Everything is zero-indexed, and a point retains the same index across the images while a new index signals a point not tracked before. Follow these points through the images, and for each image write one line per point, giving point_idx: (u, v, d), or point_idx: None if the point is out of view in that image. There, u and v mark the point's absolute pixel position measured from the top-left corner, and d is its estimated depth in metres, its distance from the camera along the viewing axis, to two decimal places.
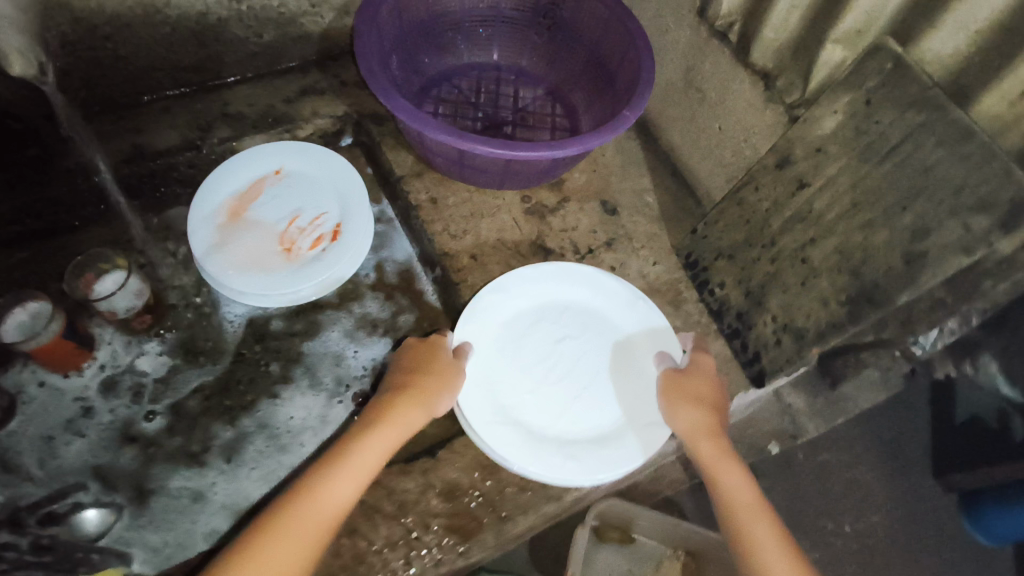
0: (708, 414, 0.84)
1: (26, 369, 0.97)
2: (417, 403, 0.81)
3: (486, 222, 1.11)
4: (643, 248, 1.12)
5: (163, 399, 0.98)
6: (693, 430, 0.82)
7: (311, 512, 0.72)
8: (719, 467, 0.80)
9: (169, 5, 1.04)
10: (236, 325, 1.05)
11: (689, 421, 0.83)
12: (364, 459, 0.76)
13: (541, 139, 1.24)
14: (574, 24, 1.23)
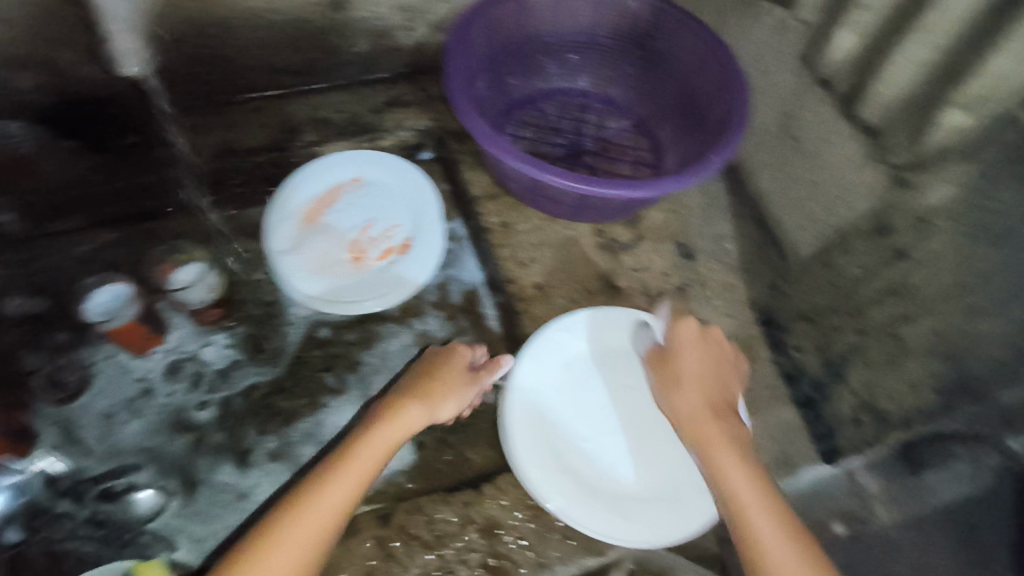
0: (699, 396, 0.81)
1: (101, 345, 1.01)
2: (422, 407, 0.82)
3: (556, 254, 1.08)
4: (717, 298, 1.07)
5: (221, 392, 1.00)
6: (685, 411, 0.80)
7: (310, 516, 0.72)
8: (712, 450, 0.77)
9: (272, 10, 1.07)
10: (298, 328, 1.06)
11: (681, 403, 0.80)
12: (361, 460, 0.77)
13: (621, 172, 1.21)
14: (670, 58, 1.20)
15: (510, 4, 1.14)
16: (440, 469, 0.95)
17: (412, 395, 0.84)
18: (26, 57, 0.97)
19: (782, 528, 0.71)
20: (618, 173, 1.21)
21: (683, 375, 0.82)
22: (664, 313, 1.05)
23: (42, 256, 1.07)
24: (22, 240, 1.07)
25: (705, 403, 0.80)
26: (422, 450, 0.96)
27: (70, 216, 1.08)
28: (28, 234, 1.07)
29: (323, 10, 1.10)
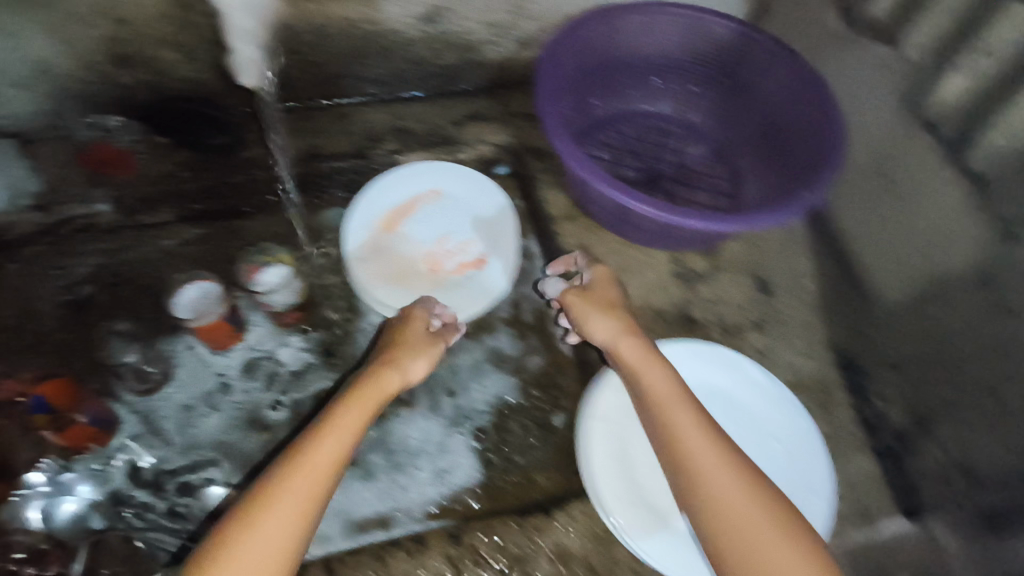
0: (622, 327, 0.87)
1: (182, 337, 1.03)
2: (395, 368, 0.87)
3: (632, 280, 1.08)
4: (795, 337, 1.05)
5: (296, 394, 1.02)
6: (615, 340, 0.86)
7: (312, 465, 0.75)
8: (648, 380, 0.82)
9: (370, 21, 1.08)
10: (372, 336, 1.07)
11: (603, 332, 0.87)
12: (352, 414, 0.81)
13: (700, 200, 1.19)
14: (758, 88, 1.18)
15: (602, 26, 1.13)
16: (506, 489, 0.96)
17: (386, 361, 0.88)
18: (130, 55, 1.01)
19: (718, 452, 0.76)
20: (697, 201, 1.19)
21: (614, 325, 0.87)
22: (739, 348, 1.04)
23: (127, 245, 1.08)
24: (111, 229, 1.09)
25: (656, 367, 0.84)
26: (490, 467, 0.98)
27: (158, 208, 1.10)
28: (117, 225, 1.09)
29: (417, 24, 1.11)
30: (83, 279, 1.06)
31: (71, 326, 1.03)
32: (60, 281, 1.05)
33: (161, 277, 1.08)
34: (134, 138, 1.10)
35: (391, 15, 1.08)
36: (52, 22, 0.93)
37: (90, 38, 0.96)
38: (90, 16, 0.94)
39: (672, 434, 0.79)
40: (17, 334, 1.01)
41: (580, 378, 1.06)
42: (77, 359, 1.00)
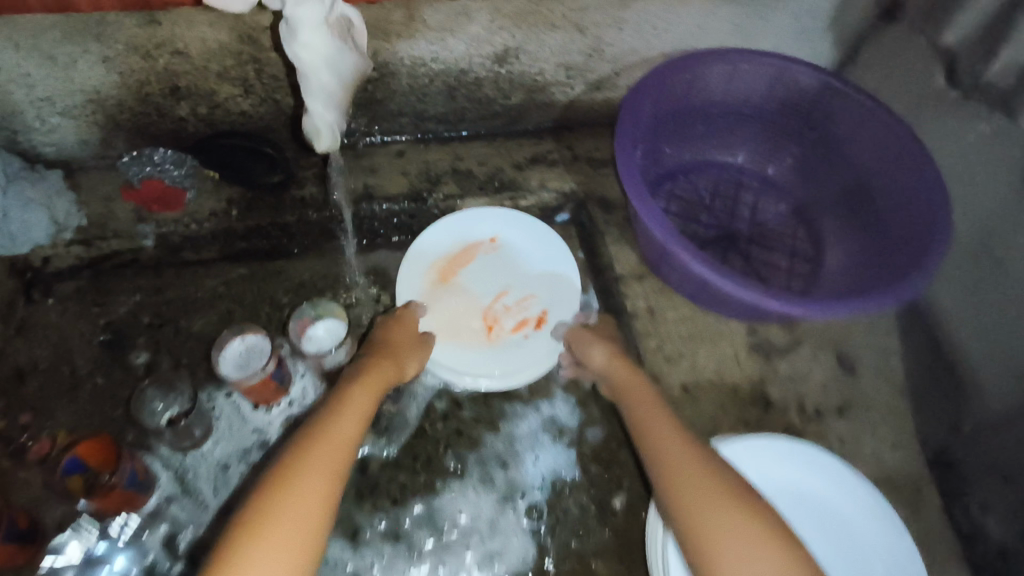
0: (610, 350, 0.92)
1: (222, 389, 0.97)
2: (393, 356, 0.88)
3: (705, 351, 1.00)
4: (882, 424, 0.96)
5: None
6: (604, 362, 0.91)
7: (352, 414, 0.76)
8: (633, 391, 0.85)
9: (435, 60, 1.01)
10: (421, 400, 1.00)
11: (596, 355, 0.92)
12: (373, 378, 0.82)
13: (778, 264, 1.11)
14: (848, 146, 1.09)
15: (683, 73, 1.05)
16: None
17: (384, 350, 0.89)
18: (182, 86, 0.95)
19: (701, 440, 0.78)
20: (774, 265, 1.11)
21: (605, 350, 0.92)
22: (822, 437, 0.95)
23: (171, 284, 1.04)
24: (156, 267, 1.05)
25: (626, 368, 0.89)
26: (544, 552, 0.91)
27: (203, 248, 1.06)
28: (162, 261, 1.05)
29: (487, 63, 1.04)
30: (124, 319, 1.01)
31: (107, 370, 0.97)
32: (100, 320, 1.00)
33: (205, 321, 1.03)
34: (182, 173, 1.02)
35: (460, 53, 1.01)
36: (107, 53, 0.87)
37: (146, 70, 0.91)
38: (148, 48, 0.88)
39: (639, 417, 0.82)
40: (50, 379, 0.95)
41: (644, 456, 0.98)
42: (111, 407, 0.94)
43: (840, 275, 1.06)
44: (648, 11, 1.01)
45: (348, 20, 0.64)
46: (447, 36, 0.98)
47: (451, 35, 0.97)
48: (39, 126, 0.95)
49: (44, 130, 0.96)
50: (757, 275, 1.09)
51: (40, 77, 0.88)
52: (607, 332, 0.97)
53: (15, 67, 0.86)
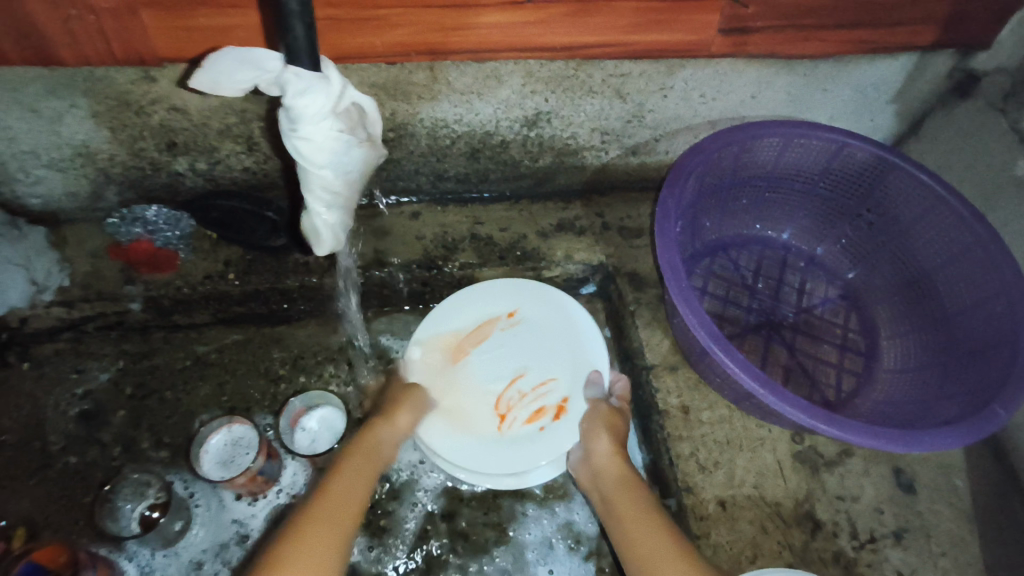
0: (608, 435, 0.83)
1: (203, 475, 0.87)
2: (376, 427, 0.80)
3: (744, 458, 0.89)
4: (944, 557, 0.84)
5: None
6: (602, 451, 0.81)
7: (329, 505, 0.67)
8: (626, 488, 0.77)
9: (459, 121, 0.93)
10: (419, 509, 0.90)
11: (596, 443, 0.82)
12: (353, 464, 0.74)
13: (826, 358, 1.00)
14: (910, 232, 0.99)
15: (731, 146, 0.95)
16: None
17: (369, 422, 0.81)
18: (180, 142, 0.87)
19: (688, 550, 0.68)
20: (821, 359, 1.00)
21: (607, 437, 0.82)
22: (877, 569, 0.83)
23: (159, 350, 0.96)
24: (144, 330, 0.96)
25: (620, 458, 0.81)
26: None
27: (195, 311, 0.96)
28: (150, 324, 0.96)
29: (516, 126, 0.95)
30: (104, 388, 0.92)
31: (80, 449, 0.88)
32: (78, 388, 0.92)
33: (192, 394, 0.93)
34: (177, 233, 0.94)
35: (488, 116, 0.93)
36: (97, 107, 0.79)
37: (139, 125, 0.83)
38: (141, 103, 0.80)
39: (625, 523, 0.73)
40: (18, 458, 0.86)
41: None
42: (82, 492, 0.85)
43: (897, 376, 0.95)
44: (696, 77, 0.94)
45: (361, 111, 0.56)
46: (474, 98, 0.89)
47: (479, 98, 0.89)
48: (23, 177, 0.88)
49: (29, 181, 0.88)
50: (804, 370, 0.98)
51: (25, 129, 0.81)
52: (612, 418, 0.85)
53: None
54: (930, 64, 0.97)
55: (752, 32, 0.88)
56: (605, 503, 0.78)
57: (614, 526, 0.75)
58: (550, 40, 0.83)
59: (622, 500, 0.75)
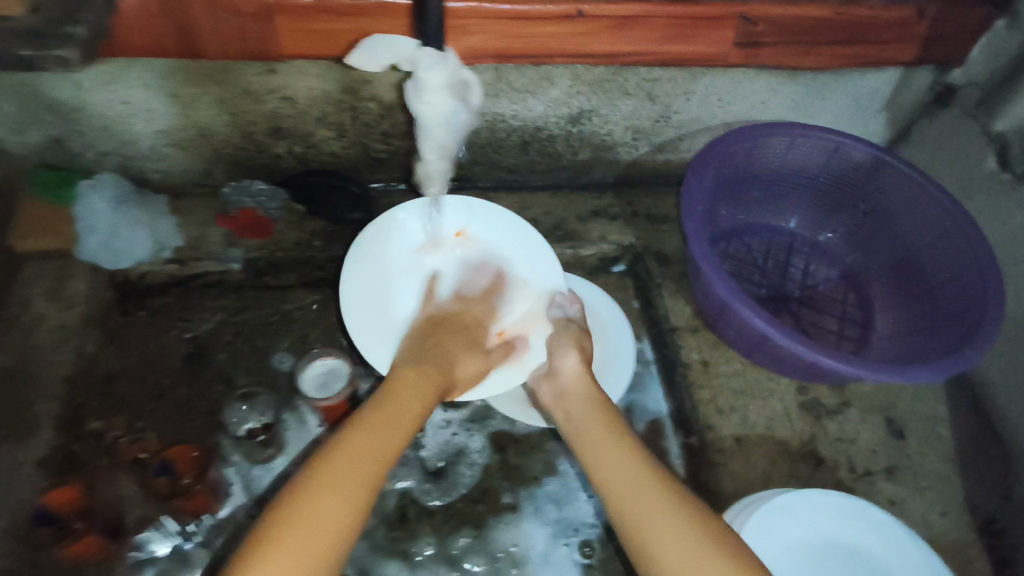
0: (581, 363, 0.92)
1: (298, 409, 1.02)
2: (440, 363, 0.87)
3: (755, 404, 1.03)
4: (930, 490, 0.97)
5: (391, 483, 1.01)
6: (579, 378, 0.91)
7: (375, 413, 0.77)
8: (599, 408, 0.87)
9: (515, 117, 1.10)
10: (476, 467, 1.03)
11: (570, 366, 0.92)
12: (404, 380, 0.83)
13: (827, 326, 1.15)
14: (898, 221, 1.15)
15: (745, 142, 1.11)
16: None
17: (433, 351, 0.89)
18: (284, 127, 1.03)
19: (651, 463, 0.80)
20: (823, 327, 1.15)
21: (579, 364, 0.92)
22: (871, 497, 0.96)
23: (251, 306, 1.11)
24: (239, 288, 1.12)
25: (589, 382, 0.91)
26: None
27: (284, 274, 1.12)
28: (244, 284, 1.12)
29: (561, 122, 1.13)
30: (206, 335, 1.08)
31: (188, 383, 1.03)
32: (185, 334, 1.07)
33: (282, 342, 1.09)
34: (275, 206, 1.11)
35: (539, 113, 1.10)
36: (223, 95, 0.96)
37: (254, 111, 0.99)
38: (260, 93, 0.96)
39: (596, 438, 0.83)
40: (134, 388, 1.00)
41: None
42: (191, 418, 1.00)
43: (891, 341, 1.10)
44: (714, 84, 1.11)
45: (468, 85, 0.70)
46: (529, 96, 1.07)
47: (533, 96, 1.07)
48: (150, 154, 1.04)
49: (155, 158, 1.05)
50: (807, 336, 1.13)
51: (162, 112, 0.97)
52: (580, 337, 0.95)
53: (141, 102, 0.95)
54: (913, 77, 1.14)
55: (763, 45, 1.04)
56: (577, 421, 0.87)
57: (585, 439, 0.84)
58: (596, 48, 0.99)
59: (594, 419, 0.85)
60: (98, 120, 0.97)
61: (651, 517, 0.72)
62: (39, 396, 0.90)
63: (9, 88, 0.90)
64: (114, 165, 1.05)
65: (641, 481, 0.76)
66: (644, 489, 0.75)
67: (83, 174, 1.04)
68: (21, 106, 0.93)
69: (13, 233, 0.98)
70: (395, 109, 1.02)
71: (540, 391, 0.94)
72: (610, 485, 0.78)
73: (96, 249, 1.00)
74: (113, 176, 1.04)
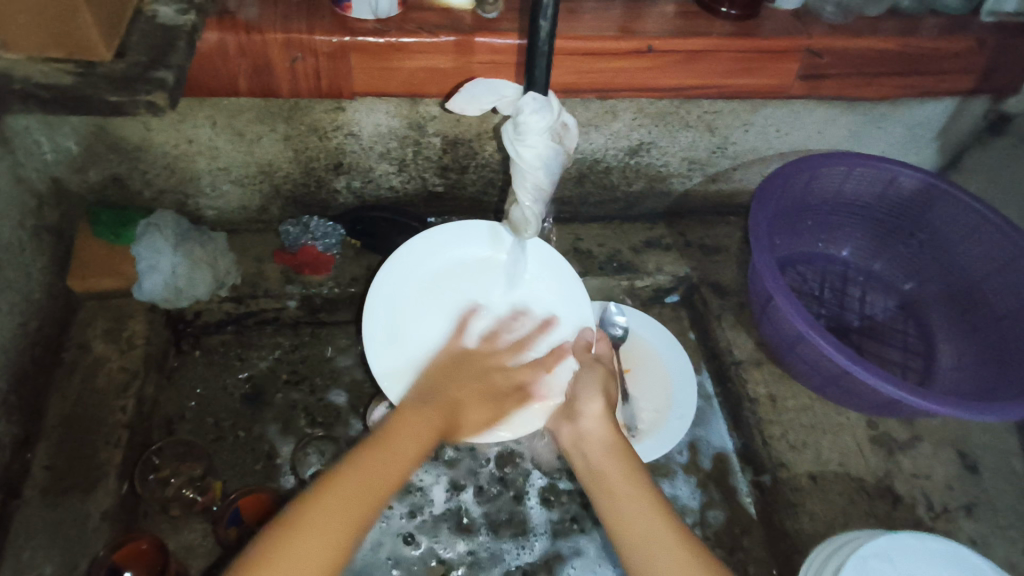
0: (598, 399, 0.84)
1: None
2: (450, 410, 0.79)
3: (826, 439, 1.02)
4: (1011, 527, 0.95)
5: (440, 539, 0.97)
6: (595, 415, 0.83)
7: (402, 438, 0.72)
8: (616, 450, 0.79)
9: (574, 150, 1.10)
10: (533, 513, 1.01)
11: (589, 403, 0.84)
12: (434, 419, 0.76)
13: (890, 357, 1.13)
14: (957, 250, 1.14)
15: (804, 172, 1.11)
16: None
17: (444, 399, 0.79)
18: (345, 163, 1.02)
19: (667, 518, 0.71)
20: (886, 358, 1.13)
21: (598, 405, 0.84)
22: (953, 536, 0.93)
23: (308, 342, 1.11)
24: (295, 325, 1.11)
25: (605, 422, 0.82)
26: None
27: (340, 310, 1.11)
28: (300, 320, 1.10)
29: (620, 154, 1.12)
30: (263, 373, 1.06)
31: (247, 424, 1.01)
32: (242, 374, 1.06)
33: (342, 381, 1.07)
34: (333, 241, 1.08)
35: (599, 145, 1.10)
36: (290, 132, 0.95)
37: (319, 147, 0.98)
38: (327, 129, 0.95)
39: (607, 480, 0.76)
40: (195, 431, 0.99)
41: (767, 542, 0.99)
42: (253, 460, 0.98)
43: (957, 373, 1.09)
44: (774, 115, 1.10)
45: (565, 128, 0.74)
46: (590, 130, 1.07)
47: (595, 130, 1.06)
48: (209, 191, 1.02)
49: (213, 195, 1.03)
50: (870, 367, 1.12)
51: (226, 149, 0.96)
52: (607, 379, 0.89)
53: (206, 140, 0.94)
54: (970, 106, 1.14)
55: (826, 78, 1.02)
56: (587, 457, 0.80)
57: (593, 481, 0.77)
58: (662, 84, 0.98)
59: (603, 459, 0.78)
60: (161, 158, 0.96)
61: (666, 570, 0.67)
62: (103, 444, 0.87)
63: (77, 129, 0.89)
64: (172, 203, 1.03)
65: (659, 531, 0.70)
66: (659, 549, 0.68)
67: (140, 212, 1.02)
68: (86, 145, 0.91)
69: (73, 273, 0.96)
70: (458, 143, 1.01)
71: (558, 431, 0.85)
72: (620, 532, 0.71)
73: (156, 289, 0.97)
74: (171, 215, 1.01)
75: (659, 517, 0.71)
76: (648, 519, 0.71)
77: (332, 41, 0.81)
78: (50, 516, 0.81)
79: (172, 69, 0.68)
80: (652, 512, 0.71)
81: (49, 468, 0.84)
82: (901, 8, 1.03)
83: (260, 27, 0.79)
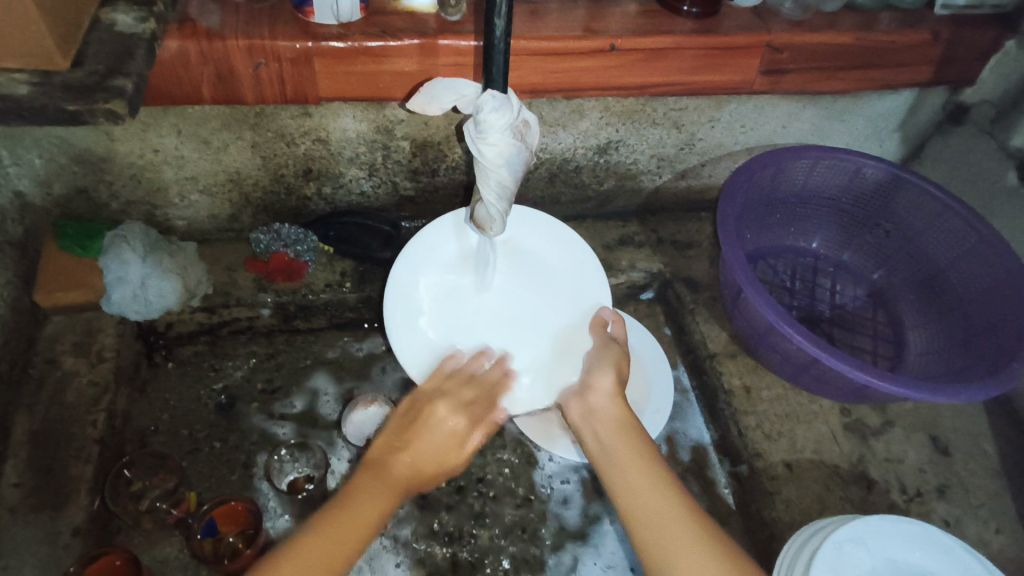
0: (611, 379, 0.82)
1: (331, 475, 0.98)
2: (397, 473, 0.71)
3: (800, 427, 1.03)
4: (983, 507, 0.96)
5: (400, 551, 0.96)
6: (606, 396, 0.81)
7: (344, 520, 0.66)
8: (628, 430, 0.77)
9: (543, 151, 1.11)
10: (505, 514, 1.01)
11: (601, 382, 0.82)
12: (381, 494, 0.69)
13: (861, 346, 1.15)
14: (922, 239, 1.16)
15: (770, 166, 1.12)
16: None
17: (395, 461, 0.72)
18: (315, 169, 1.02)
19: (685, 503, 0.71)
20: (857, 346, 1.15)
21: (609, 384, 0.82)
22: (927, 518, 0.95)
23: (283, 350, 1.10)
24: (269, 333, 1.11)
25: (619, 402, 0.80)
26: None
27: (314, 317, 1.10)
28: (274, 328, 1.10)
29: (589, 153, 1.13)
30: (238, 383, 1.06)
31: (222, 435, 1.00)
32: (217, 385, 1.05)
33: (318, 388, 1.07)
34: (306, 248, 1.06)
35: (568, 145, 1.11)
36: (257, 139, 0.95)
37: (287, 154, 0.98)
38: (294, 135, 0.95)
39: (619, 463, 0.74)
40: (168, 443, 0.98)
41: (746, 532, 1.00)
42: (228, 470, 0.97)
43: (926, 359, 1.10)
44: (739, 111, 1.12)
45: (526, 125, 0.75)
46: (558, 129, 1.08)
47: (563, 129, 1.07)
48: (178, 202, 1.02)
49: (181, 206, 1.03)
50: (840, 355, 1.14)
51: (193, 158, 0.96)
52: (621, 360, 0.86)
53: (172, 149, 0.94)
54: (928, 97, 1.17)
55: (787, 73, 1.04)
56: (598, 441, 0.78)
57: (607, 466, 0.76)
58: (625, 82, 0.99)
59: (615, 441, 0.76)
60: (127, 169, 0.95)
61: (673, 544, 0.67)
62: (73, 458, 0.86)
63: (40, 142, 0.88)
64: (140, 214, 1.03)
65: (676, 515, 0.69)
66: (680, 538, 0.68)
67: (108, 225, 1.01)
68: (50, 158, 0.90)
69: (40, 288, 0.95)
70: (427, 146, 1.02)
71: (568, 405, 0.85)
72: (636, 521, 0.70)
73: (126, 300, 0.95)
74: (139, 226, 0.99)
75: (666, 489, 0.72)
76: (665, 506, 0.70)
77: (294, 47, 0.81)
78: (19, 534, 0.79)
79: (131, 77, 0.68)
80: (669, 499, 0.71)
81: (18, 486, 0.82)
82: (857, 3, 1.05)
83: (221, 34, 0.79)
